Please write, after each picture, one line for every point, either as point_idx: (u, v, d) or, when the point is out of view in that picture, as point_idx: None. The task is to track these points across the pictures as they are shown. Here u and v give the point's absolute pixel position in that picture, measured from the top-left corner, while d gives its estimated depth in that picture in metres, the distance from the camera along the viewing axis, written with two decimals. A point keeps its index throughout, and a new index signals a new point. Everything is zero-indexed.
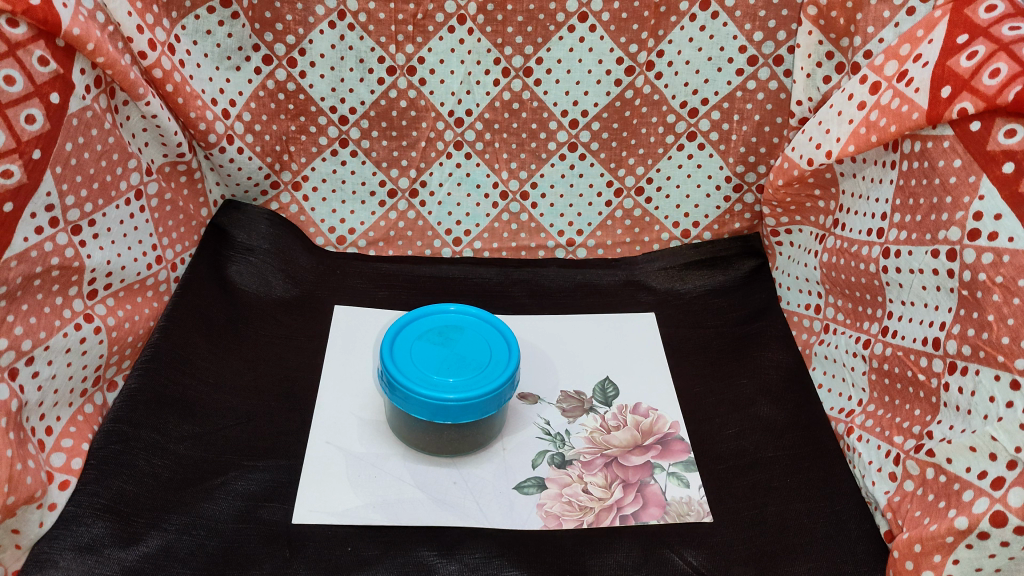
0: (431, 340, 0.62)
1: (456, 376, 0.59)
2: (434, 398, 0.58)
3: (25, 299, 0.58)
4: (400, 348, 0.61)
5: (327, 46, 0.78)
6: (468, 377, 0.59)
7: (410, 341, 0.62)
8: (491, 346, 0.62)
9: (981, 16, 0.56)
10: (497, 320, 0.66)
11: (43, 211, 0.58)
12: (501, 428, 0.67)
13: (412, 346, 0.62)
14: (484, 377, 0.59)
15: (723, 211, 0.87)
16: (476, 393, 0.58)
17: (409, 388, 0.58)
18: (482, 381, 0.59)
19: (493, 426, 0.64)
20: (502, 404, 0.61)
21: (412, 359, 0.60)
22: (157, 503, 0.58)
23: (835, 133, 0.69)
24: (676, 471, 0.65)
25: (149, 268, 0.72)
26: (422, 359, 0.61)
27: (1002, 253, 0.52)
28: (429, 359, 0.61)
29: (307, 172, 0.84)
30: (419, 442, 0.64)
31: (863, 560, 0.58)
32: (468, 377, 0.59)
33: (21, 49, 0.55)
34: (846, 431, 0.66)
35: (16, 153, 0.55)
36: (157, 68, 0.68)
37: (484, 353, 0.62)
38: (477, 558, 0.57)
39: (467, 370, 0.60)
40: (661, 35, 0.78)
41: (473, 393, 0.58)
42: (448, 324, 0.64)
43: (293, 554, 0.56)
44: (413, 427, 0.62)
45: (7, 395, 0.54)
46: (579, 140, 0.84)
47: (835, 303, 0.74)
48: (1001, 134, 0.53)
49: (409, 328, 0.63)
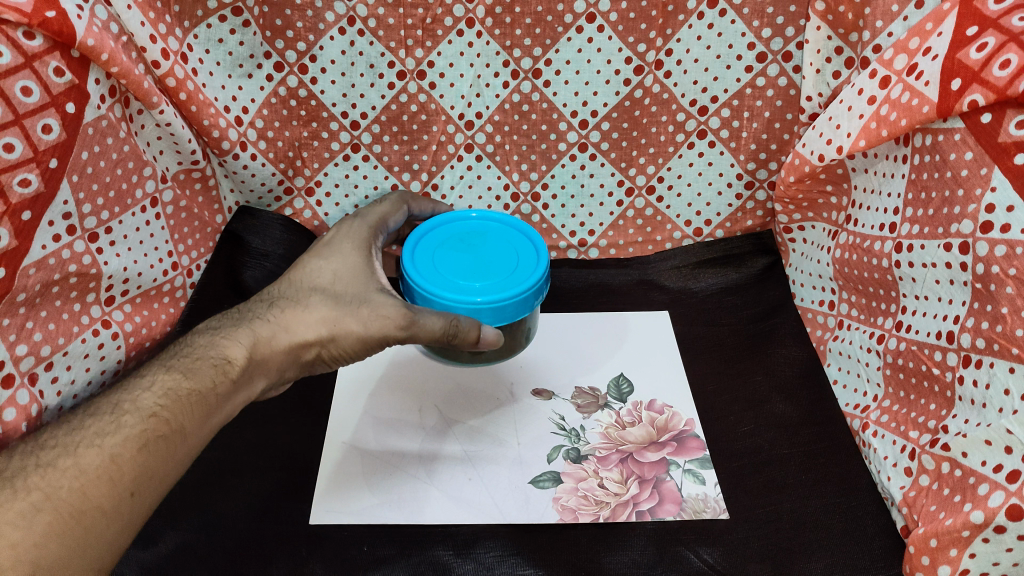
0: (455, 250, 0.66)
1: (482, 282, 0.62)
2: (464, 303, 0.61)
3: (45, 305, 0.60)
4: (425, 258, 0.65)
5: (337, 52, 0.76)
6: (495, 282, 0.63)
7: (433, 252, 0.66)
8: (515, 252, 0.66)
9: (991, 7, 0.55)
10: (519, 229, 0.69)
11: (60, 219, 0.60)
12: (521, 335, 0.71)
13: (437, 256, 0.65)
14: (510, 280, 0.63)
15: (735, 208, 0.86)
16: (503, 296, 0.61)
17: (440, 299, 0.61)
18: (508, 285, 0.62)
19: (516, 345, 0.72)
20: (529, 304, 0.64)
21: (439, 269, 0.64)
22: (173, 503, 0.60)
23: (847, 128, 0.68)
24: (692, 468, 0.64)
25: (165, 275, 0.74)
26: (449, 268, 0.64)
27: (1015, 245, 0.52)
28: (455, 267, 0.64)
29: (319, 178, 0.84)
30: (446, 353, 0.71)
31: (880, 556, 0.58)
32: (494, 284, 0.62)
33: (37, 61, 0.56)
34: (861, 427, 0.66)
35: (34, 162, 0.56)
36: (171, 77, 0.69)
37: (509, 262, 0.65)
38: (493, 557, 0.58)
39: (492, 276, 0.63)
40: (669, 34, 0.76)
41: (500, 296, 0.61)
42: (471, 234, 0.68)
43: (310, 554, 0.57)
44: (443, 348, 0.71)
45: (13, 416, 0.55)
46: (589, 141, 0.83)
47: (848, 299, 0.74)
48: (1011, 125, 0.53)
49: (433, 242, 0.67)
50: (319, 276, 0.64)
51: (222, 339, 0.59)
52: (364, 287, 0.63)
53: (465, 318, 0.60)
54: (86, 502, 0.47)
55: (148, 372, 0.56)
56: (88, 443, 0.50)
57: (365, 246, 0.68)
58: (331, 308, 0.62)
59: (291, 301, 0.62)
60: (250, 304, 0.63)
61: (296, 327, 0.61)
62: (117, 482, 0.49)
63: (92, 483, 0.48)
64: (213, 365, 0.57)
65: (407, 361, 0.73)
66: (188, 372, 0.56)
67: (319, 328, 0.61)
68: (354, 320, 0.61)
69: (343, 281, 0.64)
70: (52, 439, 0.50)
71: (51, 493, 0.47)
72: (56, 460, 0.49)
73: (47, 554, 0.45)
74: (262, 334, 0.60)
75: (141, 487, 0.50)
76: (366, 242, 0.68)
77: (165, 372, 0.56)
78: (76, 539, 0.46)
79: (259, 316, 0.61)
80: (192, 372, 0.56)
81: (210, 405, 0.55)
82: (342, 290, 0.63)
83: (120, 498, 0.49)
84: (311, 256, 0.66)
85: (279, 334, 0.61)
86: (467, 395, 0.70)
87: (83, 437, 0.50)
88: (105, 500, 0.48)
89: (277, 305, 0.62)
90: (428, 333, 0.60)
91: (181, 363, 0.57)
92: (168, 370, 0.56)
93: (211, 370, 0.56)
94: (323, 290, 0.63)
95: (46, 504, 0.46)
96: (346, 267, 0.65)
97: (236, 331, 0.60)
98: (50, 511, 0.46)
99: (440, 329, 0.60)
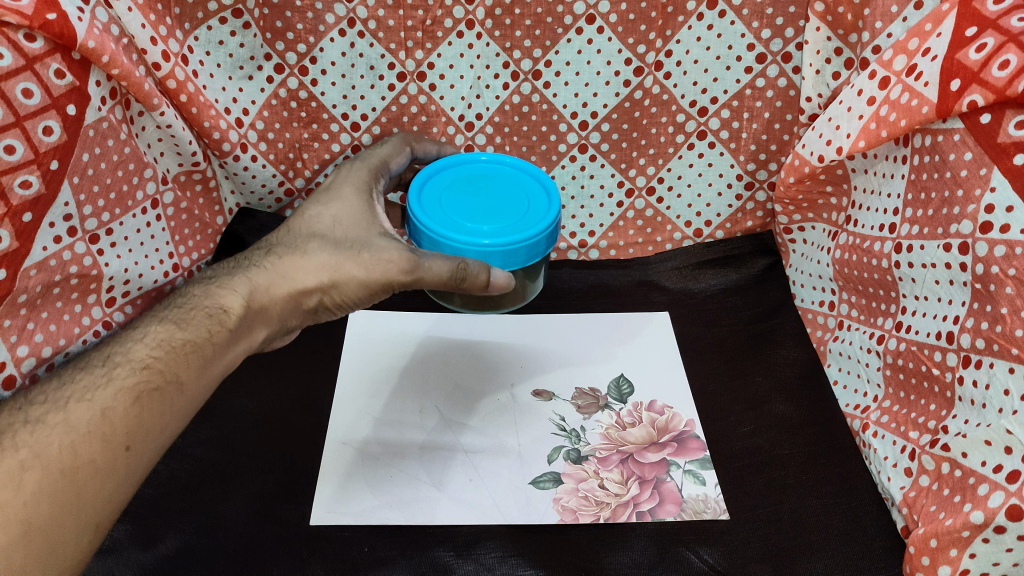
0: (461, 192, 0.67)
1: (490, 225, 0.64)
2: (472, 245, 0.62)
3: (46, 306, 0.61)
4: (433, 200, 0.66)
5: (337, 54, 0.76)
6: (502, 226, 0.63)
7: (441, 194, 0.67)
8: (525, 197, 0.67)
9: (990, 7, 0.54)
10: (525, 173, 0.70)
11: (61, 221, 0.61)
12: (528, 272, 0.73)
13: (444, 198, 0.67)
14: (520, 225, 0.64)
15: (735, 209, 0.86)
16: (511, 238, 0.62)
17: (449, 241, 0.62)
18: (517, 230, 0.63)
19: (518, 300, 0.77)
20: (538, 249, 0.65)
21: (447, 211, 0.65)
22: (174, 503, 0.60)
23: (846, 129, 0.68)
24: (693, 469, 0.64)
25: (166, 276, 0.74)
26: (456, 209, 0.65)
27: (1015, 245, 0.52)
28: (462, 210, 0.65)
29: (319, 180, 0.83)
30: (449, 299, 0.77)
31: (881, 556, 0.58)
32: (502, 227, 0.63)
33: (39, 63, 0.56)
34: (862, 427, 0.66)
35: (34, 164, 0.57)
36: (172, 79, 0.69)
37: (516, 206, 0.66)
38: (494, 558, 0.58)
39: (500, 220, 0.64)
40: (669, 35, 0.76)
41: (508, 239, 0.62)
42: (477, 178, 0.69)
43: (310, 555, 0.57)
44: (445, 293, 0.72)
45: None
46: (589, 142, 0.83)
47: (849, 299, 0.74)
48: (1011, 125, 0.53)
49: (439, 185, 0.68)
50: (319, 223, 0.66)
51: (217, 291, 0.62)
52: (364, 232, 0.64)
53: (472, 260, 0.61)
54: (77, 459, 0.50)
55: (140, 328, 0.59)
56: (80, 399, 0.52)
57: (369, 188, 0.69)
58: (330, 254, 0.63)
59: (292, 247, 0.64)
60: (252, 252, 0.65)
61: (297, 274, 0.63)
62: (109, 438, 0.52)
63: (83, 440, 0.51)
64: (206, 318, 0.60)
65: (408, 362, 0.74)
66: (182, 326, 0.59)
67: (318, 275, 0.63)
68: (353, 266, 0.62)
69: (344, 225, 0.65)
70: (43, 397, 0.53)
71: (40, 452, 0.49)
72: (46, 416, 0.51)
73: (37, 512, 0.47)
74: (259, 283, 0.62)
75: (134, 441, 0.53)
76: (369, 184, 0.69)
77: (159, 327, 0.59)
78: (67, 496, 0.49)
79: (255, 266, 0.64)
80: (185, 326, 0.59)
81: (204, 356, 0.58)
82: (344, 235, 0.64)
83: (114, 453, 0.52)
84: (314, 203, 0.67)
85: (276, 283, 0.63)
86: (468, 396, 0.70)
87: (73, 394, 0.53)
88: (96, 456, 0.51)
89: (277, 252, 0.64)
90: (435, 276, 0.61)
91: (173, 318, 0.60)
92: (161, 325, 0.59)
93: (205, 323, 0.59)
94: (323, 237, 0.64)
95: (34, 463, 0.48)
96: (348, 211, 0.66)
97: (232, 281, 0.62)
98: (38, 470, 0.48)
99: (449, 272, 0.60)
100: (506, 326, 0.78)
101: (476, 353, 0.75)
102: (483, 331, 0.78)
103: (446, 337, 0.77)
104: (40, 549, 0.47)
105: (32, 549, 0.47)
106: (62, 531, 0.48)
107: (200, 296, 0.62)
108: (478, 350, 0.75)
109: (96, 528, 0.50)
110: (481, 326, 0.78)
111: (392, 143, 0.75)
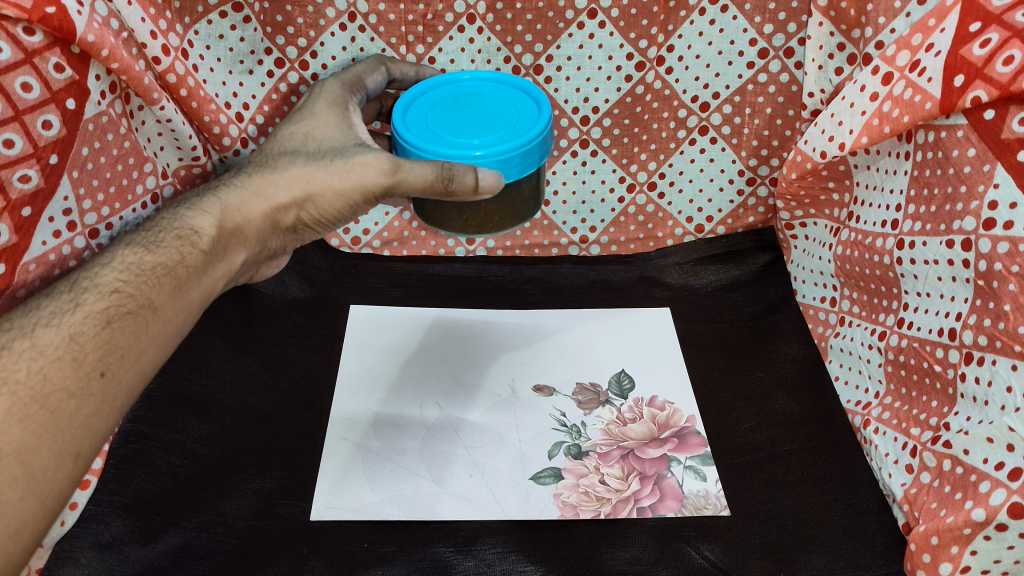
0: (447, 109, 0.62)
1: (481, 137, 0.59)
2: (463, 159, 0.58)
3: None
4: (419, 117, 0.62)
5: (337, 48, 0.76)
6: (495, 137, 0.59)
7: (427, 111, 0.62)
8: (519, 108, 0.62)
9: (994, 2, 0.54)
10: (516, 84, 0.65)
11: (60, 215, 0.61)
12: (522, 203, 0.64)
13: (431, 114, 0.62)
14: (514, 134, 0.59)
15: (736, 205, 0.86)
16: (506, 147, 0.58)
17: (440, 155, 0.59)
18: (513, 137, 0.59)
19: (506, 222, 0.64)
20: (536, 159, 0.60)
21: (433, 128, 0.61)
22: (175, 500, 0.60)
23: (848, 125, 0.67)
24: (693, 464, 0.64)
25: None
26: (443, 125, 0.61)
27: (1017, 242, 0.52)
28: (452, 127, 0.61)
29: None
30: (446, 224, 0.65)
31: (882, 553, 0.58)
32: (495, 137, 0.59)
33: (37, 56, 0.56)
34: (862, 424, 0.66)
35: (33, 158, 0.57)
36: (171, 74, 0.68)
37: (510, 115, 0.62)
38: (494, 554, 0.58)
39: (492, 132, 0.59)
40: (671, 30, 0.76)
41: (501, 148, 0.58)
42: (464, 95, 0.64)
43: (310, 552, 0.57)
44: (446, 203, 0.63)
45: None
46: (590, 137, 0.82)
47: (850, 295, 0.74)
48: (1016, 122, 0.52)
49: (425, 104, 0.63)
50: (292, 140, 0.64)
51: (186, 213, 0.60)
52: (338, 145, 0.63)
53: (459, 162, 0.56)
54: (49, 384, 0.47)
55: (105, 251, 0.56)
56: (47, 324, 0.50)
57: (343, 100, 0.67)
58: (304, 167, 0.61)
59: (267, 165, 0.63)
60: (228, 175, 0.64)
61: (272, 193, 0.62)
62: (81, 362, 0.49)
63: (55, 364, 0.48)
64: (178, 239, 0.58)
65: (408, 358, 0.74)
66: (149, 247, 0.56)
67: (290, 191, 0.62)
68: (330, 177, 0.61)
69: (319, 140, 0.64)
70: (7, 321, 0.50)
71: (9, 376, 0.46)
72: (11, 343, 0.48)
73: (8, 439, 0.45)
74: (231, 203, 0.61)
75: (109, 366, 0.51)
76: (343, 96, 0.68)
77: (126, 249, 0.56)
78: (42, 423, 0.47)
79: (226, 186, 0.62)
80: (155, 247, 0.57)
81: (177, 277, 0.56)
82: (318, 148, 0.63)
83: (85, 377, 0.49)
84: (288, 123, 0.66)
85: (248, 202, 0.61)
86: (468, 390, 0.70)
87: (39, 318, 0.50)
88: (71, 380, 0.48)
89: (251, 170, 0.63)
90: (420, 180, 0.57)
91: (141, 239, 0.57)
92: (128, 247, 0.56)
93: (177, 244, 0.57)
94: (297, 152, 0.63)
95: (4, 389, 0.46)
96: (324, 126, 0.65)
97: (201, 203, 0.61)
98: (8, 395, 0.46)
99: (435, 173, 0.56)
100: (507, 321, 0.78)
101: (476, 348, 0.75)
102: (484, 327, 0.78)
103: (447, 332, 0.77)
104: (15, 478, 0.45)
105: (6, 476, 0.44)
106: (37, 457, 0.46)
107: (168, 219, 0.60)
108: (480, 345, 0.75)
109: (73, 456, 0.48)
110: (482, 322, 0.78)
111: (368, 63, 0.74)
